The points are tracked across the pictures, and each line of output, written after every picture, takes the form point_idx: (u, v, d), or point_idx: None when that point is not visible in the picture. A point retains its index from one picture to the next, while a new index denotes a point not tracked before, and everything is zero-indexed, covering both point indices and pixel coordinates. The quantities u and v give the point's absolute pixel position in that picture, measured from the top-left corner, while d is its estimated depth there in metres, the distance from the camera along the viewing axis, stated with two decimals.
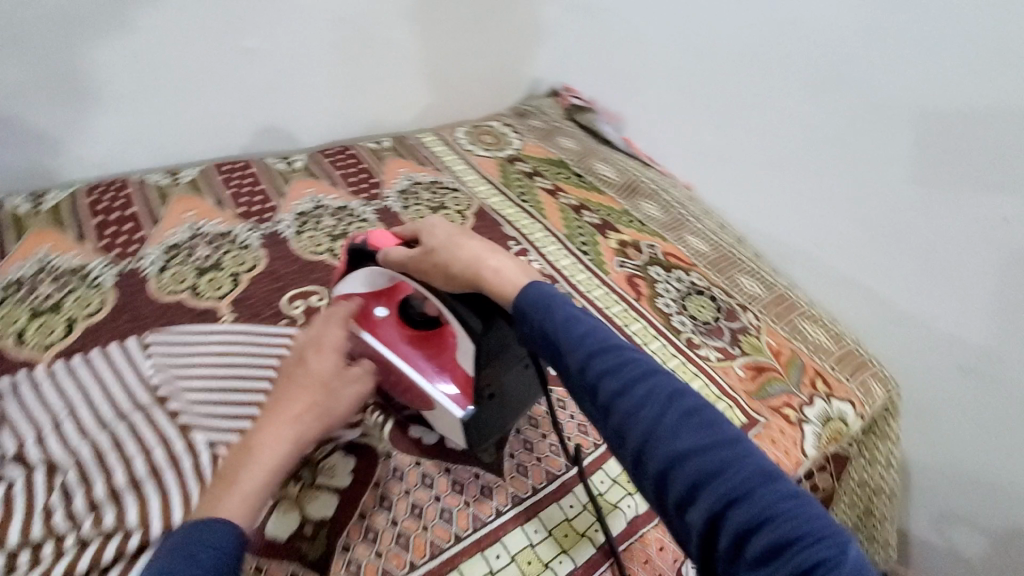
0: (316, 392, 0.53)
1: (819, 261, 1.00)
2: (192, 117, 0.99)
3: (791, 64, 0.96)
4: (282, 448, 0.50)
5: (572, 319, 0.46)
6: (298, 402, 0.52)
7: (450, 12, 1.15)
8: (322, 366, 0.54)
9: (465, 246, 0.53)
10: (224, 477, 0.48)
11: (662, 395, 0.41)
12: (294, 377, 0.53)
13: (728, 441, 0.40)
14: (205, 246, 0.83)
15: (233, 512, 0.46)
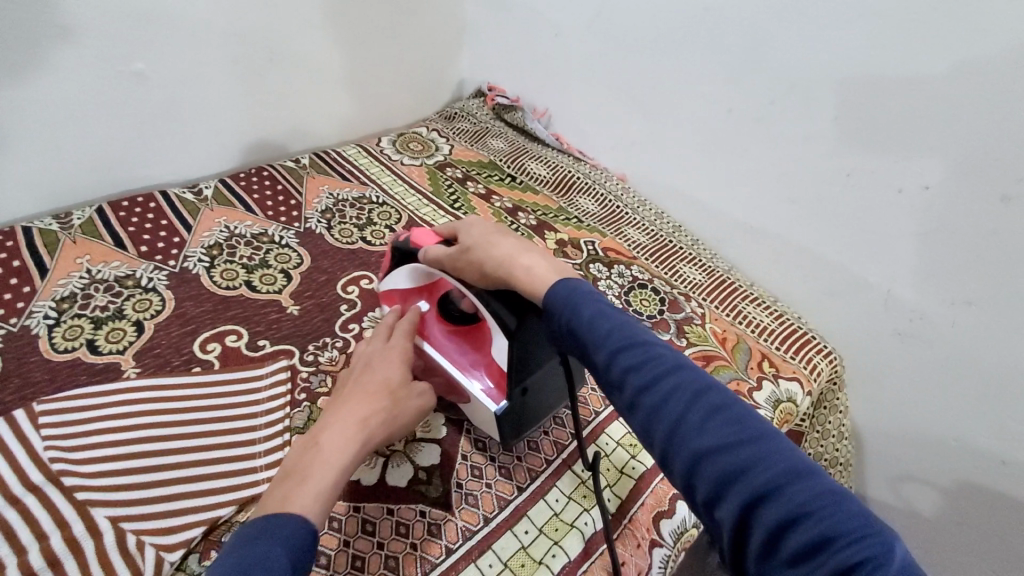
0: (387, 396, 0.53)
1: (754, 240, 1.01)
2: (79, 152, 0.89)
3: (710, 47, 0.95)
4: (357, 445, 0.49)
5: (596, 315, 0.46)
6: (375, 399, 0.52)
7: (361, 18, 1.09)
8: (388, 375, 0.56)
9: (499, 245, 0.54)
10: (290, 476, 0.46)
11: (690, 390, 0.41)
12: (364, 383, 0.54)
13: (756, 437, 0.38)
14: (103, 294, 0.75)
15: (303, 509, 0.44)
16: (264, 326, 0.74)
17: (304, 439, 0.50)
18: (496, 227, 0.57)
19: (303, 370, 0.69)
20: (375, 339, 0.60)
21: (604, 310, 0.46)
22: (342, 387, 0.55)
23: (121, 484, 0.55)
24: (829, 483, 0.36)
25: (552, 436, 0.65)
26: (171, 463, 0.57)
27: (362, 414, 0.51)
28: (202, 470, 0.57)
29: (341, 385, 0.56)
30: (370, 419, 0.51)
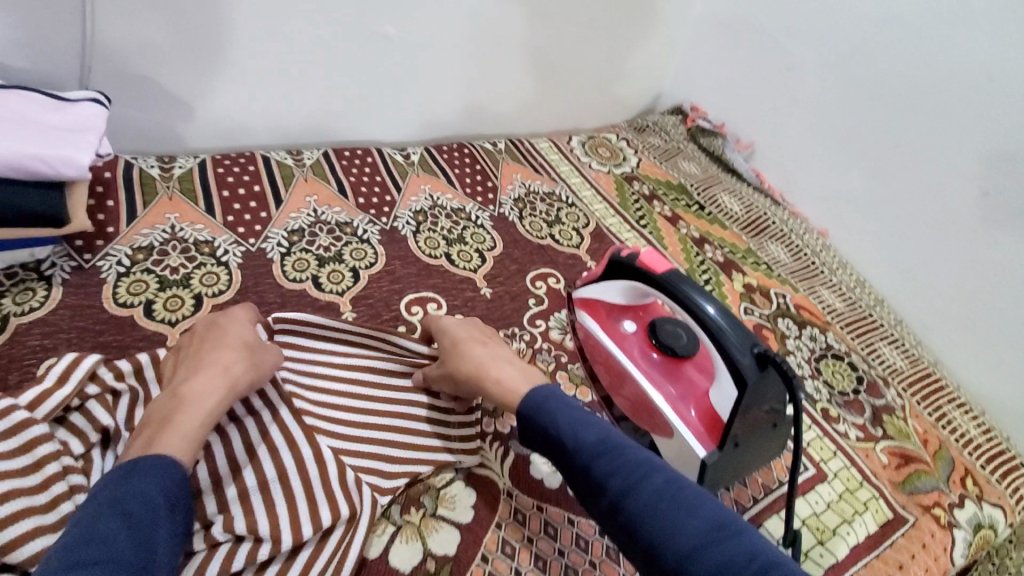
0: (245, 349, 0.55)
1: (965, 338, 0.91)
2: (319, 98, 0.96)
3: (979, 121, 0.85)
4: (219, 392, 0.51)
5: (575, 421, 0.50)
6: (224, 352, 0.54)
7: (589, 16, 1.08)
8: (241, 334, 0.57)
9: (466, 357, 0.59)
10: (150, 427, 0.47)
11: (666, 494, 0.45)
12: (216, 342, 0.55)
13: (728, 528, 0.43)
14: (327, 235, 0.81)
15: (174, 447, 0.46)
16: (461, 302, 0.77)
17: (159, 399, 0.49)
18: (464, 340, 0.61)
19: None
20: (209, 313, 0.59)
21: (578, 416, 0.51)
22: (187, 355, 0.55)
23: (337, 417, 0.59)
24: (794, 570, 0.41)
25: (733, 493, 0.62)
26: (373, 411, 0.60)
27: (222, 370, 0.52)
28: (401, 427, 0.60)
29: (182, 354, 0.55)
30: (231, 373, 0.52)
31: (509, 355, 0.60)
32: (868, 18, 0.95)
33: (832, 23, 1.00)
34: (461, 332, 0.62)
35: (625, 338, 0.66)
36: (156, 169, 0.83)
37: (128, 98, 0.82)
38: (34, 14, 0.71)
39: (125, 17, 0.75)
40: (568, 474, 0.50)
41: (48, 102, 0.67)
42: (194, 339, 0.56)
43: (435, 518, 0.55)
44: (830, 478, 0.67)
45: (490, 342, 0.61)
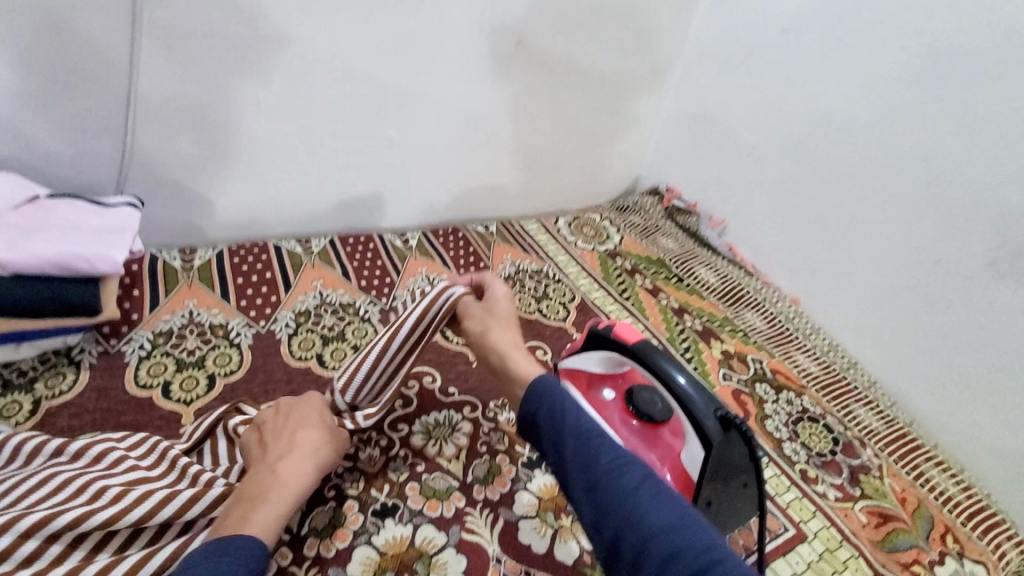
0: (328, 430, 0.62)
1: (939, 398, 0.95)
2: (326, 193, 1.07)
3: (922, 197, 0.94)
4: (306, 472, 0.57)
5: (568, 407, 0.57)
6: (315, 429, 0.61)
7: (568, 114, 1.21)
8: (325, 415, 0.65)
9: (492, 337, 0.69)
10: (245, 505, 0.52)
11: (638, 477, 0.50)
12: (305, 421, 0.62)
13: (685, 519, 0.47)
14: (332, 315, 0.89)
15: (260, 529, 0.51)
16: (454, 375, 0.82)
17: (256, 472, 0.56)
18: (495, 319, 0.72)
19: (484, 424, 0.74)
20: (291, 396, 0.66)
21: (573, 404, 0.57)
22: (272, 431, 0.61)
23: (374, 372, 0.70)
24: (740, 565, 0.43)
25: None
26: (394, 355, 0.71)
27: (311, 449, 0.59)
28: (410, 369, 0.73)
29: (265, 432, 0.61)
30: (313, 454, 0.59)
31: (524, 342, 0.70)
32: (814, 112, 1.07)
33: (783, 118, 1.12)
34: (498, 306, 0.74)
35: (604, 406, 0.71)
36: (178, 260, 0.92)
37: (157, 199, 0.93)
38: (83, 133, 0.82)
39: (160, 133, 0.87)
40: (555, 457, 0.55)
41: (90, 208, 0.77)
42: (283, 413, 0.63)
43: None
44: (810, 539, 0.69)
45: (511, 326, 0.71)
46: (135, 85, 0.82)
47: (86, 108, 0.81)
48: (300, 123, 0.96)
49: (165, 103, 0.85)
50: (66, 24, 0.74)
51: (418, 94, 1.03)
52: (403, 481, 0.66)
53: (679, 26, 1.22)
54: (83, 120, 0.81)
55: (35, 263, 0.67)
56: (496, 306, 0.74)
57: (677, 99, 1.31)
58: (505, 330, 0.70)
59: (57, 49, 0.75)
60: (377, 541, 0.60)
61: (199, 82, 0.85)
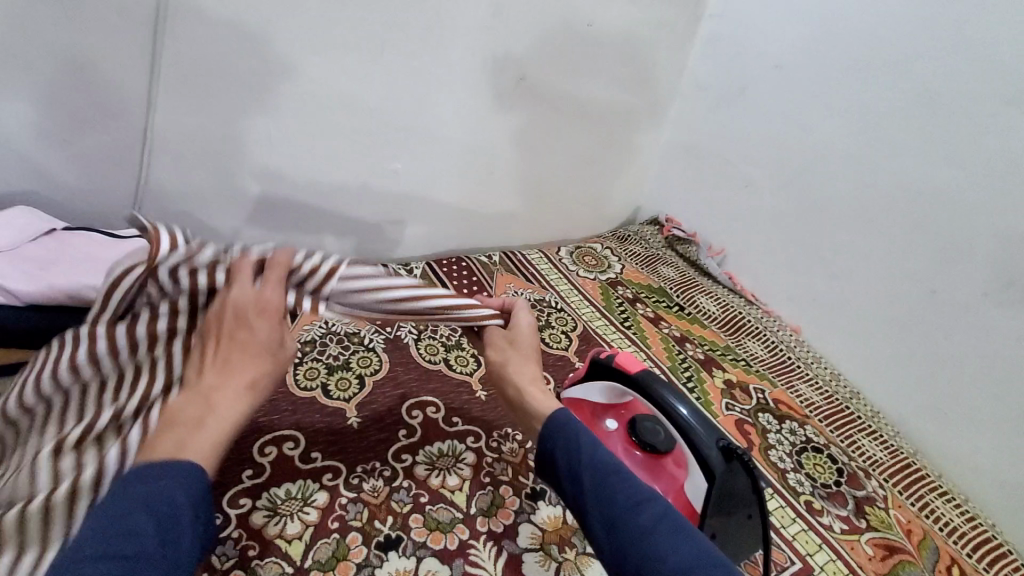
0: (276, 348, 0.50)
1: (940, 428, 0.95)
2: (334, 225, 1.09)
3: (916, 229, 0.96)
4: (247, 401, 0.48)
5: (583, 440, 0.57)
6: (259, 351, 0.49)
7: (569, 147, 1.24)
8: (263, 329, 0.50)
9: (514, 367, 0.68)
10: (181, 429, 0.45)
11: (657, 512, 0.50)
12: (246, 336, 0.49)
13: (706, 556, 0.46)
14: (337, 344, 0.88)
15: (198, 456, 0.44)
16: (458, 404, 0.82)
17: (195, 388, 0.47)
18: (521, 351, 0.70)
19: (487, 455, 0.75)
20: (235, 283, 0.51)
21: (588, 436, 0.58)
22: (215, 336, 0.50)
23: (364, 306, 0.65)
24: None
25: None
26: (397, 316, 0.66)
27: (252, 372, 0.48)
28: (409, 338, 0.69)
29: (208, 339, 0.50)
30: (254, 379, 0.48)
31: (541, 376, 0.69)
32: (809, 146, 1.10)
33: (778, 152, 1.15)
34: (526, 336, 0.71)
35: (606, 435, 0.71)
36: None
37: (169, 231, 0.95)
38: (99, 168, 0.85)
39: (174, 167, 0.90)
40: (571, 491, 0.55)
41: (105, 240, 0.79)
42: (220, 311, 0.50)
43: None
44: (817, 572, 0.68)
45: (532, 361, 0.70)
46: (152, 122, 0.85)
47: (105, 144, 0.84)
48: (308, 157, 0.99)
49: (180, 138, 0.88)
50: (89, 65, 0.77)
51: (423, 130, 1.06)
52: (406, 513, 0.66)
53: (677, 63, 1.26)
54: (101, 155, 0.84)
55: (51, 293, 0.69)
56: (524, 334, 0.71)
57: (676, 132, 1.34)
58: (528, 365, 0.69)
59: (80, 88, 0.78)
60: (381, 574, 0.60)
61: (214, 119, 0.89)
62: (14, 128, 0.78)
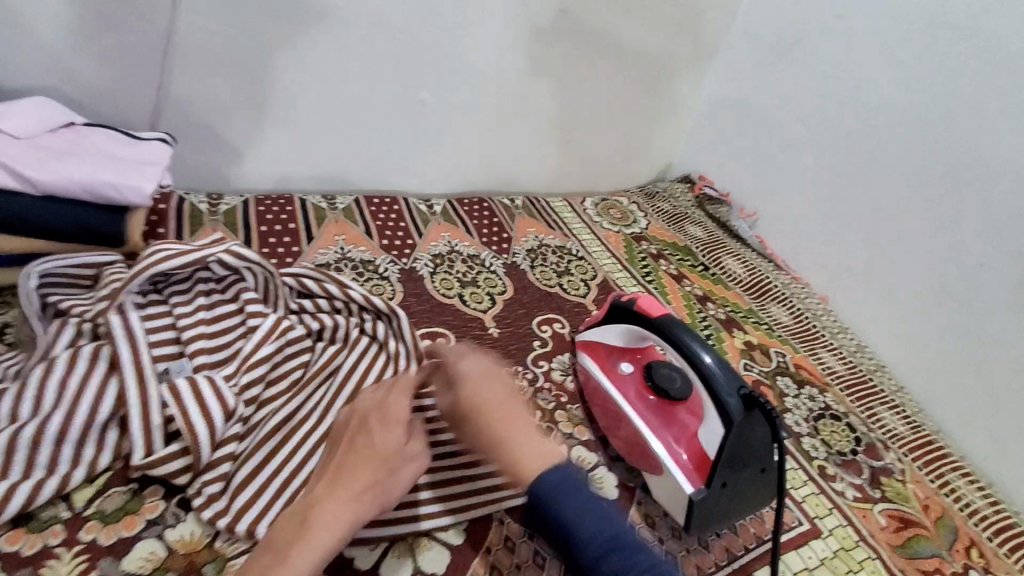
0: (386, 465, 0.50)
1: (970, 409, 0.91)
2: (355, 153, 1.05)
3: (973, 198, 0.90)
4: (346, 519, 0.47)
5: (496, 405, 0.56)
6: (371, 465, 0.49)
7: (605, 92, 1.18)
8: (389, 441, 0.51)
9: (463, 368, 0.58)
10: (273, 551, 0.45)
11: (554, 469, 0.50)
12: (360, 448, 0.50)
13: (592, 506, 0.48)
14: (351, 271, 0.88)
15: None
16: (469, 338, 0.81)
17: (310, 497, 0.48)
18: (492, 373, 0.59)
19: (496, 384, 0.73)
20: (379, 386, 0.56)
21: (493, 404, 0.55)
22: (346, 434, 0.53)
23: None
24: (632, 544, 0.46)
25: (724, 540, 0.62)
26: None
27: (360, 479, 0.49)
28: (400, 531, 0.55)
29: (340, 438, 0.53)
30: (366, 488, 0.48)
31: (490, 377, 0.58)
32: (862, 105, 1.03)
33: (828, 111, 1.08)
34: (486, 381, 0.57)
35: (620, 378, 0.69)
36: (204, 204, 0.92)
37: (190, 142, 0.93)
38: (122, 69, 0.82)
39: (198, 77, 0.87)
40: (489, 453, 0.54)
41: (124, 139, 0.78)
42: (354, 414, 0.54)
43: (425, 539, 0.56)
44: (824, 535, 0.66)
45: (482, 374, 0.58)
46: (177, 23, 0.81)
47: (129, 45, 0.81)
48: (334, 78, 0.95)
49: (203, 45, 0.85)
50: None
51: (454, 57, 1.01)
52: None
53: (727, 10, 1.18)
54: (124, 58, 0.81)
55: (64, 185, 0.67)
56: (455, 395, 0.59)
57: (720, 83, 1.27)
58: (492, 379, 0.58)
59: None
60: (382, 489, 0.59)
61: (240, 26, 0.85)
62: (41, 21, 0.75)
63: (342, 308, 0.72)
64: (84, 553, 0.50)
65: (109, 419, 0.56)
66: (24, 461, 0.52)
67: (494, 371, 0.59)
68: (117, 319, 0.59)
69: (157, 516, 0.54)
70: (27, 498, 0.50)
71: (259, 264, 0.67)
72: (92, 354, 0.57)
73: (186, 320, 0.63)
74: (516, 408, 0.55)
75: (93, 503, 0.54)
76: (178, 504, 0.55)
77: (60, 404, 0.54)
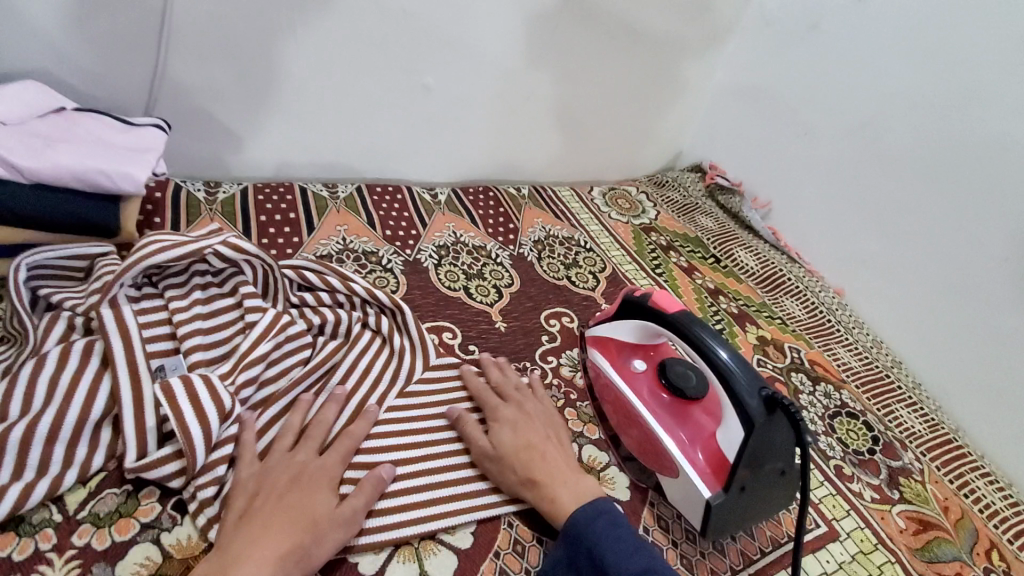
0: (308, 530, 0.48)
1: (990, 406, 0.89)
2: (357, 140, 1.02)
3: (998, 189, 0.86)
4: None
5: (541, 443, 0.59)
6: (293, 526, 0.47)
7: (614, 77, 1.15)
8: (316, 505, 0.50)
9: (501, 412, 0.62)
10: None
11: (597, 509, 0.53)
12: (284, 510, 0.48)
13: (632, 547, 0.51)
14: (353, 262, 0.85)
15: None
16: (475, 332, 0.78)
17: (224, 557, 0.45)
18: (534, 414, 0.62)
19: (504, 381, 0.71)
20: (303, 447, 0.54)
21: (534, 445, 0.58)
22: (262, 495, 0.50)
23: (392, 441, 0.60)
24: None
25: (740, 544, 0.61)
26: (385, 430, 0.61)
27: (283, 540, 0.46)
28: (407, 534, 0.54)
29: (256, 494, 0.50)
30: (288, 552, 0.46)
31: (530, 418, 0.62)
32: (882, 92, 0.99)
33: (846, 98, 1.05)
34: (524, 424, 0.61)
35: (632, 375, 0.67)
36: (201, 193, 0.90)
37: (186, 128, 0.89)
38: (115, 52, 0.79)
39: (193, 60, 0.83)
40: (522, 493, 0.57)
41: (116, 124, 0.75)
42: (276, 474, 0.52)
43: (432, 543, 0.55)
44: (842, 538, 0.64)
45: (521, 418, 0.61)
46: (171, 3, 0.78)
47: (121, 26, 0.77)
48: (335, 62, 0.92)
49: (199, 27, 0.81)
50: None
51: (459, 40, 0.97)
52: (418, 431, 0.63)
53: None
54: (116, 40, 0.78)
55: (55, 173, 0.64)
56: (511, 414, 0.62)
57: (732, 69, 1.23)
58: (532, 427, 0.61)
59: None
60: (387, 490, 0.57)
61: (237, 7, 0.81)
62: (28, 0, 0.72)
63: (345, 303, 0.70)
64: (76, 559, 0.48)
65: (102, 418, 0.54)
66: (14, 462, 0.49)
67: (533, 412, 0.63)
68: (108, 312, 0.57)
69: (153, 520, 0.52)
70: (16, 501, 0.48)
71: (258, 256, 0.65)
72: (83, 351, 0.55)
73: (181, 315, 0.60)
74: (555, 450, 0.59)
75: (86, 506, 0.52)
76: (175, 507, 0.53)
77: (51, 403, 0.52)
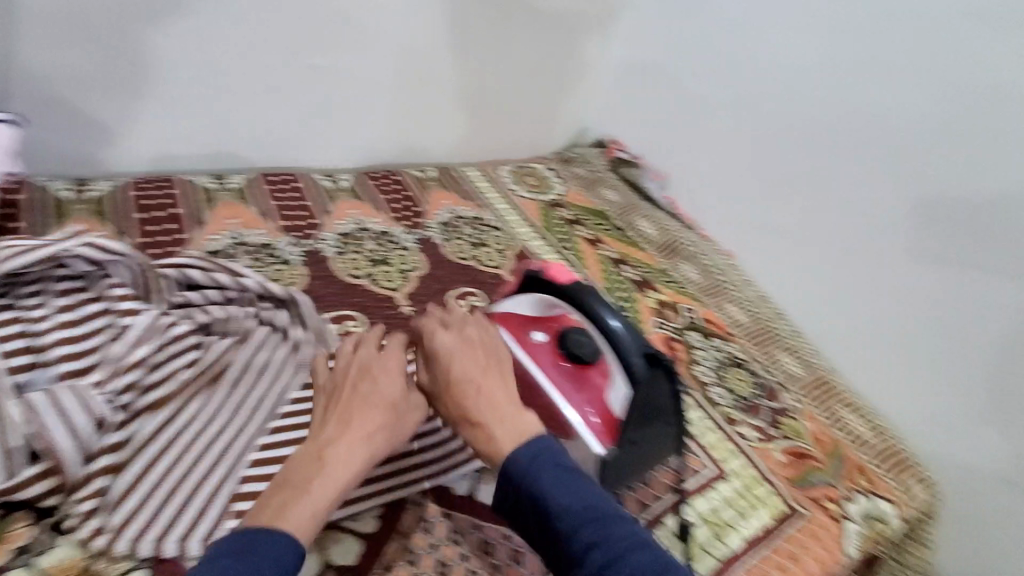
0: (388, 415, 0.50)
1: (860, 346, 0.98)
2: (247, 130, 0.96)
3: (854, 150, 0.96)
4: (359, 461, 0.47)
5: (478, 374, 0.52)
6: (374, 412, 0.49)
7: (513, 53, 1.15)
8: (390, 388, 0.51)
9: (437, 338, 0.52)
10: (283, 490, 0.45)
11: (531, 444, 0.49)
12: (362, 398, 0.49)
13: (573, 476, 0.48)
14: (246, 256, 0.82)
15: (297, 528, 0.44)
16: (380, 318, 0.78)
17: (320, 440, 0.48)
18: (475, 341, 0.54)
19: None
20: (365, 342, 0.53)
21: (472, 377, 0.51)
22: (343, 384, 0.51)
23: (288, 433, 0.59)
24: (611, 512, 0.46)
25: (638, 493, 0.64)
26: (282, 423, 0.60)
27: (370, 425, 0.48)
28: None
29: (333, 388, 0.51)
30: (375, 432, 0.48)
31: (469, 347, 0.53)
32: None
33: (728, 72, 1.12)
34: (467, 352, 0.53)
35: (533, 347, 0.64)
36: (70, 191, 0.83)
37: (47, 121, 0.82)
38: None
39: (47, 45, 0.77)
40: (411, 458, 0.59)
41: None
42: (350, 366, 0.51)
43: (337, 530, 0.55)
44: (729, 476, 0.71)
45: (462, 349, 0.53)
46: None
47: None
48: (213, 45, 0.87)
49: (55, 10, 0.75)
50: None
51: (349, 18, 0.95)
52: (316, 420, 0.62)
53: None
54: None
55: None
56: (453, 341, 0.53)
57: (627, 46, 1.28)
58: (471, 359, 0.52)
59: None
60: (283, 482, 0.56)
61: None
62: None
63: (236, 298, 0.67)
64: None
65: None
66: None
67: (475, 338, 0.54)
68: None
69: (24, 545, 0.49)
70: None
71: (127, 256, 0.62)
72: None
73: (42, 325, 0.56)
74: (496, 381, 0.52)
75: None
76: (48, 529, 0.50)
77: None
